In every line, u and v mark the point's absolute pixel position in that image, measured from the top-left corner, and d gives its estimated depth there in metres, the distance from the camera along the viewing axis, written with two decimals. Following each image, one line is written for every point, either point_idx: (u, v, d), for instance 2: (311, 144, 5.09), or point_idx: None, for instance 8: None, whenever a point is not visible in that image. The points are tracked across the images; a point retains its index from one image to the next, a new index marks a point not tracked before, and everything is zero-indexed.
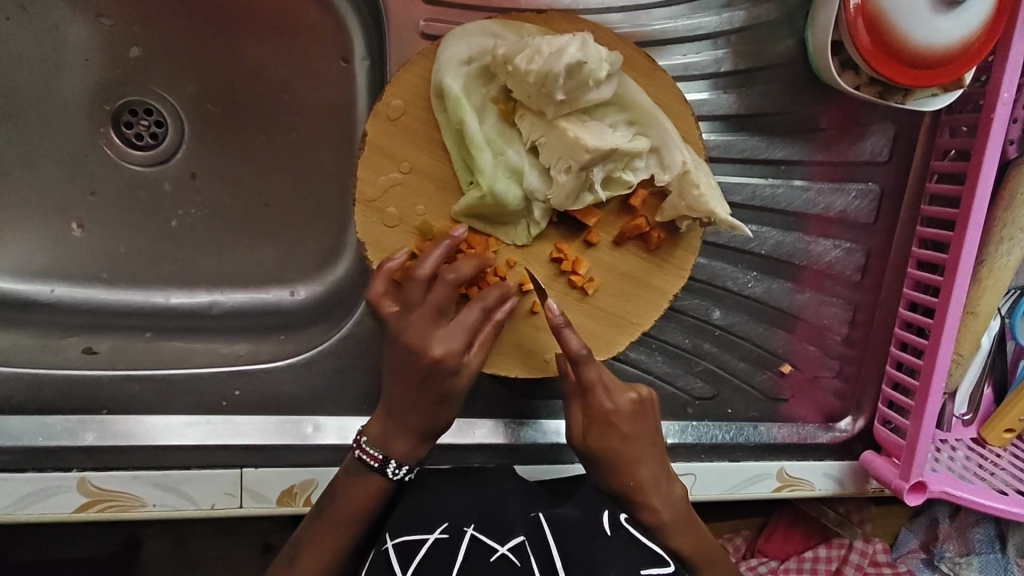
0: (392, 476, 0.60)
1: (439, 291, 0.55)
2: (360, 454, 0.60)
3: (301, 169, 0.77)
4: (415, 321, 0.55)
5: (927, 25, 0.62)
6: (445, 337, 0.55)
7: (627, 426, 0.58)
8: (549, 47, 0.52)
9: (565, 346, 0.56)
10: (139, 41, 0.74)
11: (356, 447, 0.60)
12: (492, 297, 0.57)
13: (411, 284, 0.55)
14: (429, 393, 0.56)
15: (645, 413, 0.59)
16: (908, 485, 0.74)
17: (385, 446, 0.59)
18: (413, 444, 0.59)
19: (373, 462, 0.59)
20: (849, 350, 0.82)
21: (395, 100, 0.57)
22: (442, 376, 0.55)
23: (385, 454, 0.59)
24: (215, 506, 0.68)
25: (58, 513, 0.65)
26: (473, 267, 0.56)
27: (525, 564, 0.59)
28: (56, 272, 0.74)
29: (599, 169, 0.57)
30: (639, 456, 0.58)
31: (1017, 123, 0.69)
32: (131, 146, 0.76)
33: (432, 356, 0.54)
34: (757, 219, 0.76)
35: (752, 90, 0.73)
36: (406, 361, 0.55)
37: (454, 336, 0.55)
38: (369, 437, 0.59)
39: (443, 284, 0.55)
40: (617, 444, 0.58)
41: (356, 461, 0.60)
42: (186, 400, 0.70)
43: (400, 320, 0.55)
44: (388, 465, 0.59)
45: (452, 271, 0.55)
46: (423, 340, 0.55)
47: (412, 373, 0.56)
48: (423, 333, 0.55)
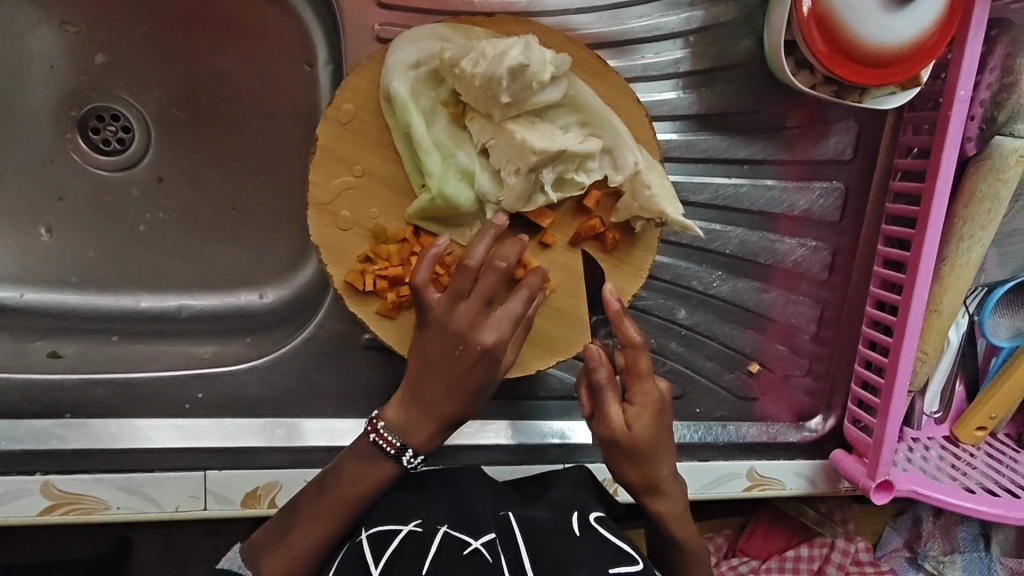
0: (407, 465, 0.58)
1: (487, 279, 0.55)
2: (377, 439, 0.58)
3: (268, 173, 0.77)
4: (463, 310, 0.55)
5: (877, 24, 0.62)
6: (495, 327, 0.55)
7: (635, 444, 0.57)
8: (493, 51, 0.53)
9: (624, 334, 0.56)
10: (104, 48, 0.75)
11: (372, 431, 0.59)
12: (536, 284, 0.57)
13: (460, 272, 0.55)
14: (472, 382, 0.56)
15: (665, 444, 0.59)
16: (874, 484, 0.74)
17: (404, 435, 0.57)
18: (438, 433, 0.58)
19: (390, 449, 0.58)
20: (818, 349, 0.81)
21: (345, 104, 0.58)
22: (489, 364, 0.55)
23: (404, 442, 0.57)
24: (179, 508, 0.68)
25: (23, 517, 0.66)
26: (519, 253, 0.56)
27: (497, 559, 0.55)
28: (26, 278, 0.75)
29: (549, 170, 0.57)
30: (655, 455, 0.58)
31: (974, 120, 0.69)
32: (98, 152, 0.76)
33: (483, 344, 0.54)
34: (721, 219, 0.76)
35: (713, 90, 0.73)
36: (450, 349, 0.55)
37: (502, 326, 0.55)
38: (388, 422, 0.58)
39: (491, 272, 0.55)
40: (631, 454, 0.58)
41: (372, 444, 0.58)
42: (152, 403, 0.71)
43: (444, 306, 0.55)
44: (404, 454, 0.58)
45: (501, 258, 0.55)
46: (474, 329, 0.55)
47: (456, 359, 0.55)
48: (472, 321, 0.55)
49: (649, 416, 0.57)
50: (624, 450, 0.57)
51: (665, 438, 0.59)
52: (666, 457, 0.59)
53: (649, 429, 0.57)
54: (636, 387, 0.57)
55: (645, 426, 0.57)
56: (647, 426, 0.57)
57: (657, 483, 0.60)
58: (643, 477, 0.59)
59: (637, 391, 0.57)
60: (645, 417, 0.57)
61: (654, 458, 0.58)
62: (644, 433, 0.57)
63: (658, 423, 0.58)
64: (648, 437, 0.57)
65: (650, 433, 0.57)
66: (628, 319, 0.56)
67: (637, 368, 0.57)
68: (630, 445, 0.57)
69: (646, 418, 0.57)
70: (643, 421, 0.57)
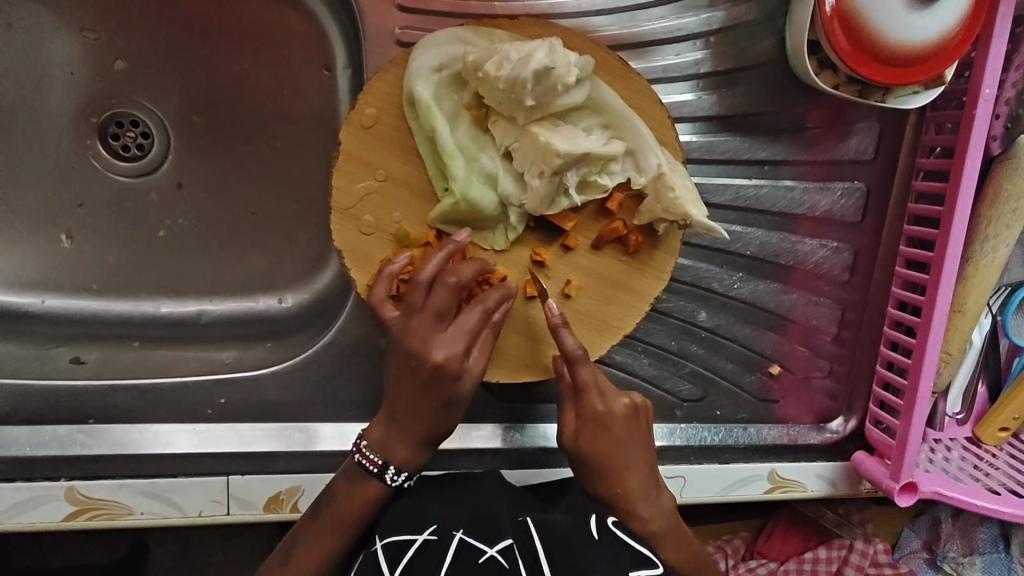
0: (391, 482, 0.60)
1: (438, 295, 0.55)
2: (360, 459, 0.60)
3: (287, 178, 0.77)
4: (416, 327, 0.55)
5: (902, 24, 0.61)
6: (445, 342, 0.55)
7: (586, 455, 0.59)
8: (516, 54, 0.52)
9: (563, 346, 0.58)
10: (123, 54, 0.75)
11: (355, 451, 0.60)
12: (493, 298, 0.57)
13: (411, 289, 0.56)
14: (432, 398, 0.56)
15: (622, 456, 0.59)
16: (898, 486, 0.74)
17: (385, 451, 0.59)
18: (414, 450, 0.59)
19: (372, 467, 0.59)
20: (839, 351, 0.81)
21: (368, 108, 0.58)
22: (445, 380, 0.55)
23: (385, 459, 0.59)
24: (202, 513, 0.69)
25: (48, 522, 0.66)
26: (472, 270, 0.56)
27: (514, 566, 0.55)
28: (48, 283, 0.75)
29: (572, 173, 0.57)
30: (619, 468, 0.59)
31: (999, 119, 0.68)
32: (118, 158, 0.76)
33: (432, 360, 0.54)
34: (740, 220, 0.75)
35: (733, 90, 0.73)
36: (408, 367, 0.56)
37: (454, 340, 0.55)
38: (369, 442, 0.59)
39: (442, 287, 0.55)
40: (585, 466, 0.60)
41: (356, 464, 0.60)
42: (173, 407, 0.70)
43: (402, 325, 0.56)
44: (386, 472, 0.59)
45: (452, 274, 0.55)
46: (425, 345, 0.55)
47: (413, 377, 0.56)
48: (424, 338, 0.55)
49: (597, 428, 0.59)
50: (577, 461, 0.60)
51: (627, 452, 0.59)
52: (632, 468, 0.60)
53: (595, 442, 0.59)
54: (583, 401, 0.59)
55: (592, 437, 0.59)
56: (596, 436, 0.59)
57: (622, 496, 0.59)
58: (603, 490, 0.60)
59: (586, 405, 0.59)
60: (592, 430, 0.59)
61: (618, 469, 0.59)
62: (589, 444, 0.59)
63: (607, 435, 0.59)
64: (594, 449, 0.59)
65: (601, 446, 0.59)
66: (564, 330, 0.58)
67: (582, 382, 0.58)
68: (580, 457, 0.60)
69: (592, 432, 0.59)
70: (589, 434, 0.59)
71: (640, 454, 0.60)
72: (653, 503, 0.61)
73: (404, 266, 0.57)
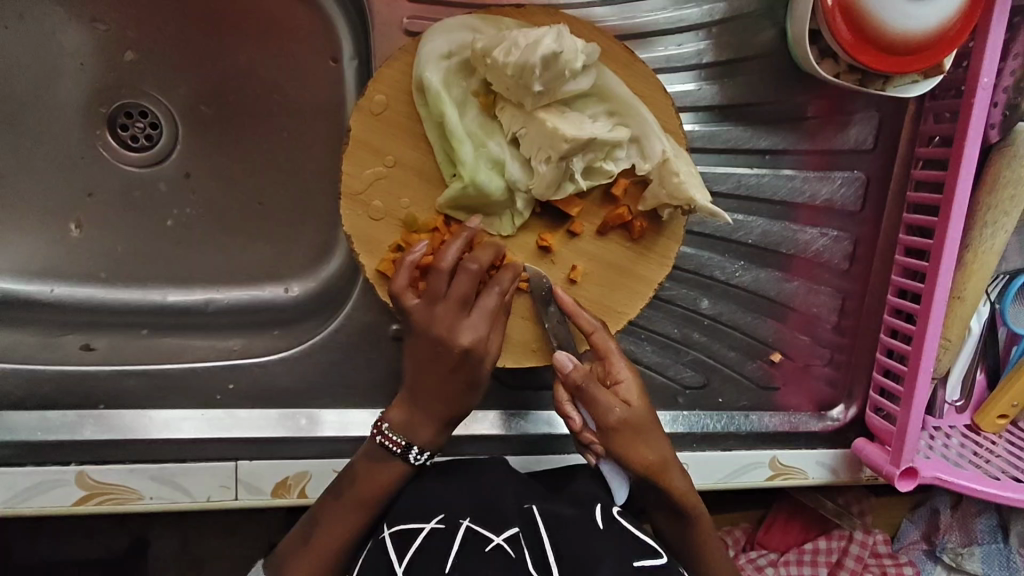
0: (414, 462, 0.61)
1: (460, 282, 0.57)
2: (382, 440, 0.60)
3: (294, 168, 0.78)
4: (441, 314, 0.57)
5: (903, 13, 0.63)
6: (471, 326, 0.57)
7: (632, 425, 0.58)
8: (525, 40, 0.53)
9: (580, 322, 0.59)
10: (133, 45, 0.76)
11: (378, 433, 0.61)
12: (508, 280, 0.58)
13: (434, 277, 0.57)
14: (457, 379, 0.58)
15: (651, 416, 0.60)
16: (898, 471, 0.75)
17: (410, 434, 0.60)
18: (438, 430, 0.60)
19: (395, 448, 0.60)
20: (839, 339, 0.82)
21: (377, 95, 0.58)
22: (471, 362, 0.58)
23: (408, 441, 0.60)
24: (211, 498, 0.69)
25: (58, 507, 0.67)
26: (490, 254, 0.58)
27: (520, 555, 0.55)
28: (56, 272, 0.76)
29: (579, 159, 0.58)
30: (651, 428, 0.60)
31: (998, 107, 0.69)
32: (126, 148, 0.77)
33: (461, 344, 0.56)
34: (743, 208, 0.76)
35: (735, 80, 0.74)
36: (434, 353, 0.57)
37: (478, 323, 0.57)
38: (392, 424, 0.60)
39: (463, 274, 0.57)
40: (627, 438, 0.59)
41: (378, 446, 0.61)
42: (182, 394, 0.71)
43: (425, 313, 0.57)
44: (410, 451, 0.60)
45: (472, 260, 0.57)
46: (451, 331, 0.57)
47: (439, 362, 0.58)
48: (450, 324, 0.57)
49: (634, 391, 0.60)
50: (619, 436, 0.58)
51: (653, 413, 0.61)
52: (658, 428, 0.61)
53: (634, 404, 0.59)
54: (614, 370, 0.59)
55: (635, 401, 0.59)
56: (634, 403, 0.59)
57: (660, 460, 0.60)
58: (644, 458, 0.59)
59: (615, 373, 0.60)
60: (631, 390, 0.59)
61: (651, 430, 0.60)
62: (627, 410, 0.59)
63: (643, 400, 0.60)
64: (638, 414, 0.59)
65: (641, 406, 0.60)
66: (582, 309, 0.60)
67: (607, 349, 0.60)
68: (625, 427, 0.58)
69: (629, 397, 0.59)
70: (626, 397, 0.59)
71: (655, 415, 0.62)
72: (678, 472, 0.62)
73: (423, 254, 0.58)
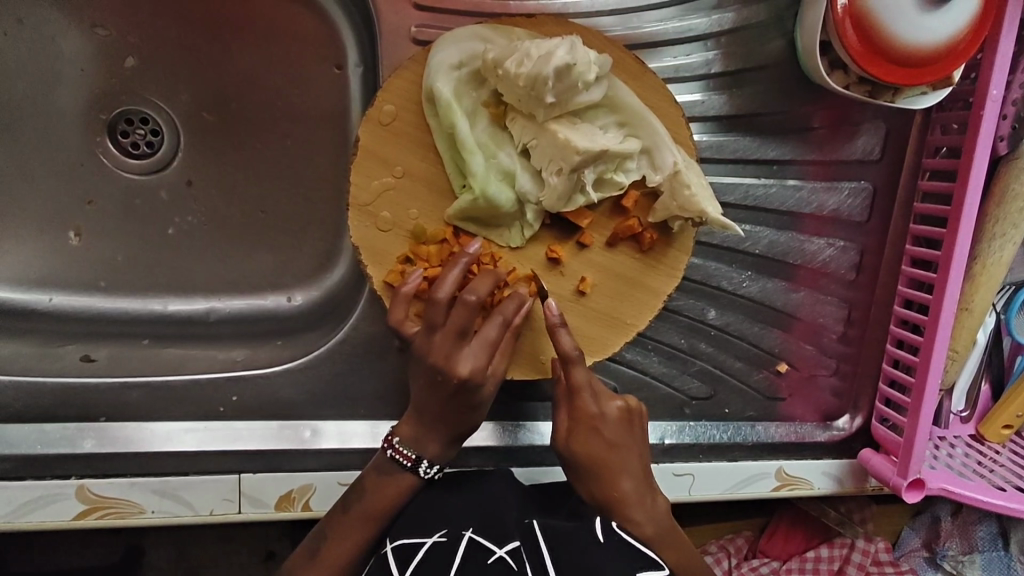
0: (425, 475, 0.61)
1: (459, 312, 0.55)
2: (393, 454, 0.61)
3: (297, 175, 0.77)
4: (440, 343, 0.55)
5: (914, 25, 0.62)
6: (470, 356, 0.56)
7: (579, 458, 0.60)
8: (537, 51, 0.53)
9: (559, 347, 0.59)
10: (134, 51, 0.75)
11: (388, 446, 0.61)
12: (512, 309, 0.58)
13: (430, 306, 0.55)
14: (457, 405, 0.58)
15: (616, 459, 0.59)
16: (906, 482, 0.74)
17: (418, 446, 0.60)
18: (446, 444, 0.60)
19: (406, 461, 0.60)
20: (845, 349, 0.82)
21: (386, 105, 0.58)
22: (470, 391, 0.57)
23: (419, 454, 0.60)
24: (213, 511, 0.68)
25: (57, 521, 0.65)
26: (490, 284, 0.56)
27: (521, 568, 0.53)
28: (55, 281, 0.75)
29: (590, 170, 0.57)
30: (617, 467, 0.59)
31: (1006, 120, 0.69)
32: (127, 155, 0.76)
33: (459, 374, 0.55)
34: (751, 218, 0.76)
35: (742, 91, 0.73)
36: (433, 379, 0.56)
37: (478, 353, 0.56)
38: (402, 438, 0.60)
39: (462, 306, 0.55)
40: (576, 469, 0.60)
41: (388, 460, 0.61)
42: (185, 405, 0.70)
43: (425, 341, 0.56)
44: (420, 465, 0.60)
45: (471, 292, 0.55)
46: (449, 361, 0.55)
47: (439, 390, 0.57)
48: (448, 353, 0.55)
49: (588, 428, 0.60)
50: (568, 466, 0.61)
51: (623, 452, 0.60)
52: (624, 471, 0.59)
53: (591, 441, 0.59)
54: (577, 403, 0.60)
55: (585, 438, 0.60)
56: (596, 438, 0.60)
57: (616, 500, 0.59)
58: (596, 494, 0.60)
59: (579, 405, 0.60)
60: (585, 430, 0.60)
61: (618, 469, 0.59)
62: (583, 445, 0.60)
63: (600, 439, 0.60)
64: (587, 451, 0.59)
65: (595, 441, 0.59)
66: (563, 331, 0.59)
67: (575, 382, 0.60)
68: (573, 458, 0.60)
69: (586, 434, 0.60)
70: (583, 434, 0.60)
71: (634, 458, 0.60)
72: (647, 510, 0.59)
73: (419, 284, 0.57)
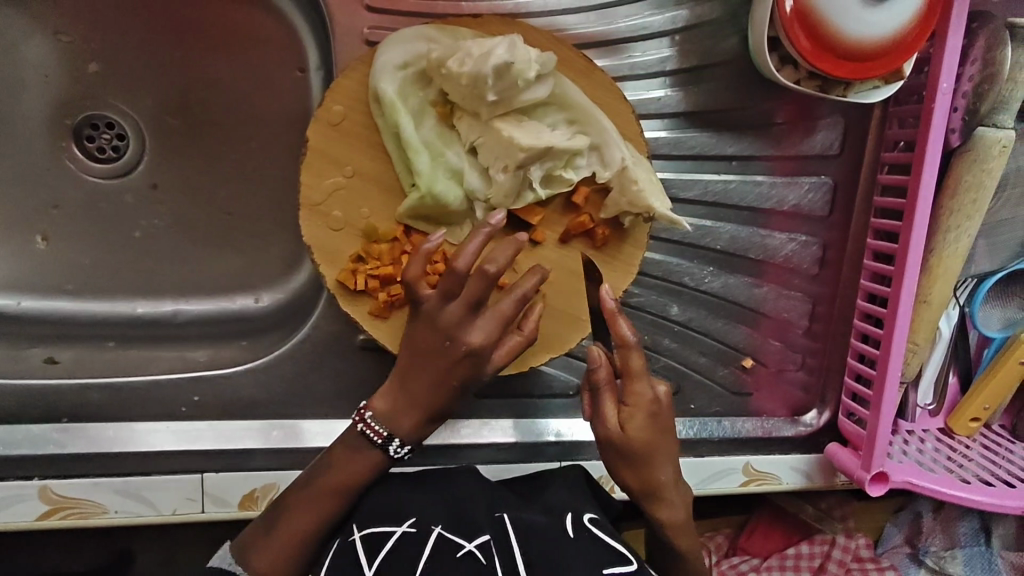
0: (393, 454, 0.58)
1: (474, 283, 0.53)
2: (364, 428, 0.58)
3: (261, 177, 0.78)
4: (452, 310, 0.54)
5: (856, 20, 0.63)
6: (482, 327, 0.55)
7: (628, 446, 0.53)
8: (478, 50, 0.54)
9: (619, 335, 0.54)
10: (97, 57, 0.75)
11: (360, 420, 0.58)
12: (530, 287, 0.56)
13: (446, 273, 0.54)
14: (455, 378, 0.56)
15: (663, 446, 0.55)
16: (869, 476, 0.74)
17: (391, 422, 0.57)
18: (424, 422, 0.58)
19: (376, 438, 0.57)
20: (811, 343, 0.82)
21: (335, 106, 0.58)
22: (476, 363, 0.55)
23: (390, 431, 0.57)
24: (176, 511, 0.68)
25: (19, 522, 0.65)
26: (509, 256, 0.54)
27: (490, 563, 0.54)
28: (23, 285, 0.76)
29: (537, 168, 0.58)
30: (665, 454, 0.55)
31: (957, 112, 0.69)
32: (92, 160, 0.77)
33: (467, 344, 0.54)
34: (711, 215, 0.77)
35: (699, 88, 0.74)
36: (438, 346, 0.55)
37: (490, 326, 0.55)
38: (376, 412, 0.58)
39: (479, 276, 0.53)
40: (626, 457, 0.54)
41: (359, 433, 0.58)
42: (148, 406, 0.71)
43: (435, 307, 0.54)
44: (391, 443, 0.58)
45: (491, 262, 0.53)
46: (460, 330, 0.54)
47: (439, 358, 0.55)
48: (458, 321, 0.54)
49: (641, 415, 0.53)
50: (614, 451, 0.54)
51: (669, 439, 0.55)
52: (667, 457, 0.55)
53: (644, 430, 0.53)
54: (630, 387, 0.53)
55: (637, 426, 0.53)
56: (651, 423, 0.54)
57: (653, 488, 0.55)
58: (634, 480, 0.55)
59: (632, 390, 0.53)
60: (638, 417, 0.53)
61: (665, 457, 0.55)
62: (638, 432, 0.53)
63: (653, 423, 0.54)
64: (640, 439, 0.53)
65: (646, 430, 0.53)
66: (622, 317, 0.54)
67: (630, 369, 0.53)
68: (626, 446, 0.53)
69: (640, 420, 0.53)
70: (637, 422, 0.53)
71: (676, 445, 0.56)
72: (679, 494, 0.57)
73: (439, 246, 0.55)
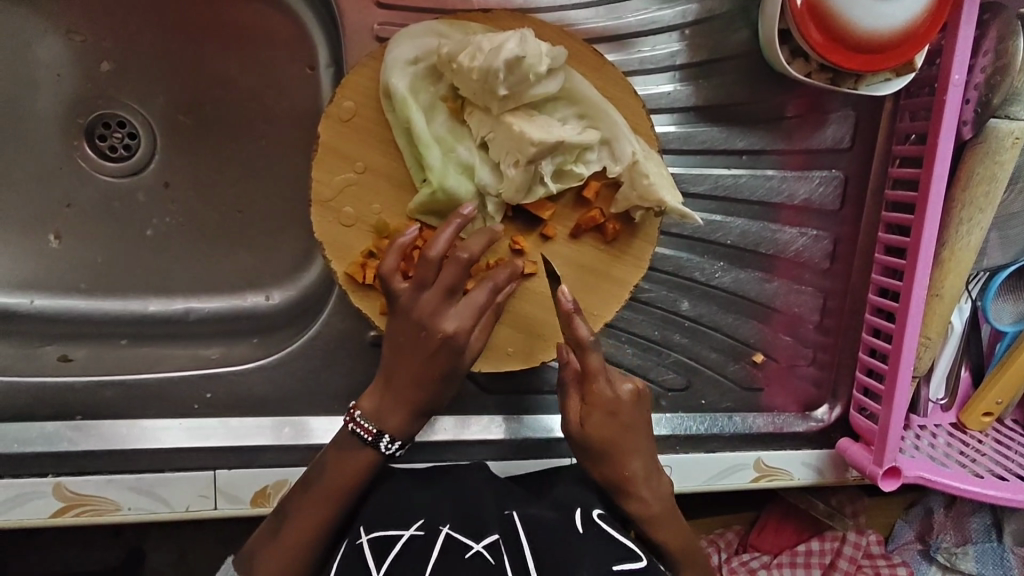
0: (385, 450, 0.59)
1: (449, 270, 0.55)
2: (354, 427, 0.59)
3: (272, 175, 0.78)
4: (427, 299, 0.56)
5: (868, 11, 0.63)
6: (456, 316, 0.56)
7: (591, 441, 0.58)
8: (488, 45, 0.54)
9: (577, 334, 0.56)
10: (109, 56, 0.76)
11: (349, 420, 0.59)
12: (502, 278, 0.58)
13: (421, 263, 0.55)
14: (432, 369, 0.57)
15: (628, 441, 0.58)
16: (881, 470, 0.74)
17: (379, 420, 0.58)
18: (410, 419, 0.58)
19: (366, 435, 0.58)
20: (823, 338, 0.81)
21: (346, 101, 0.58)
22: (452, 353, 0.57)
23: (379, 428, 0.58)
24: (190, 508, 0.69)
25: (35, 518, 0.66)
26: (482, 246, 0.56)
27: (499, 563, 0.53)
28: (36, 283, 0.76)
29: (548, 162, 0.58)
30: (631, 449, 0.59)
31: (969, 104, 0.69)
32: (104, 158, 0.77)
33: (443, 332, 0.56)
34: (721, 209, 0.76)
35: (710, 81, 0.73)
36: (415, 337, 0.56)
37: (465, 315, 0.56)
38: (363, 411, 0.59)
39: (453, 263, 0.55)
40: (590, 453, 0.59)
41: (350, 433, 0.59)
42: (161, 403, 0.71)
43: (411, 298, 0.56)
44: (380, 440, 0.58)
45: (463, 250, 0.55)
46: (435, 318, 0.56)
47: (418, 348, 0.56)
48: (434, 310, 0.56)
49: (600, 413, 0.58)
50: (580, 448, 0.59)
51: (633, 433, 0.59)
52: (632, 450, 0.59)
53: (602, 428, 0.58)
54: (590, 387, 0.58)
55: (596, 423, 0.58)
56: (611, 418, 0.58)
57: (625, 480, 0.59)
58: (605, 473, 0.59)
59: (591, 390, 0.58)
60: (595, 415, 0.58)
61: (631, 450, 0.59)
62: (597, 429, 0.58)
63: (611, 420, 0.58)
64: (599, 436, 0.58)
65: (605, 426, 0.58)
66: (578, 319, 0.56)
67: (590, 368, 0.57)
68: (584, 442, 0.58)
69: (599, 419, 0.58)
70: (595, 420, 0.58)
71: (644, 440, 0.59)
72: (652, 488, 0.60)
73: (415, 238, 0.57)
